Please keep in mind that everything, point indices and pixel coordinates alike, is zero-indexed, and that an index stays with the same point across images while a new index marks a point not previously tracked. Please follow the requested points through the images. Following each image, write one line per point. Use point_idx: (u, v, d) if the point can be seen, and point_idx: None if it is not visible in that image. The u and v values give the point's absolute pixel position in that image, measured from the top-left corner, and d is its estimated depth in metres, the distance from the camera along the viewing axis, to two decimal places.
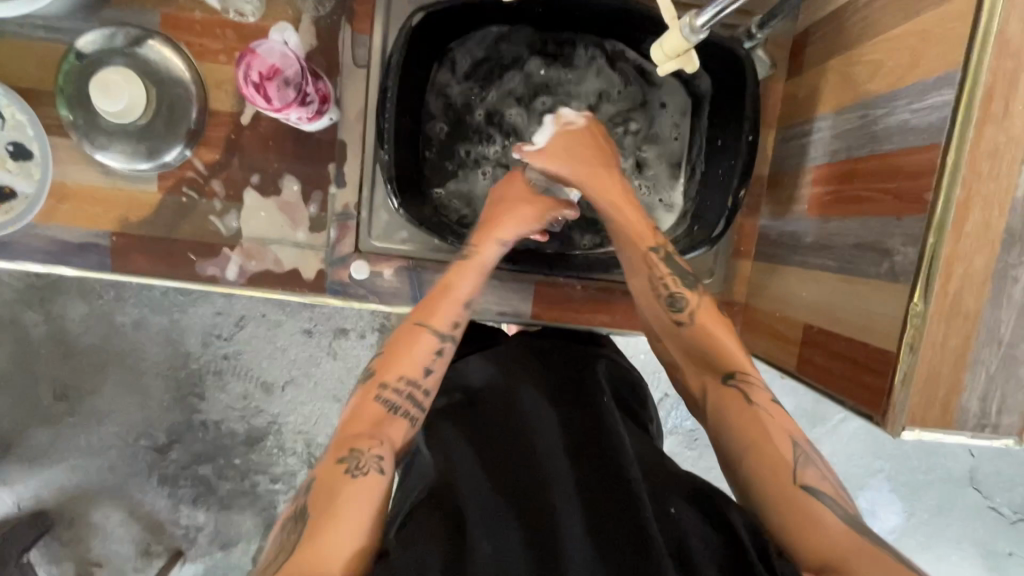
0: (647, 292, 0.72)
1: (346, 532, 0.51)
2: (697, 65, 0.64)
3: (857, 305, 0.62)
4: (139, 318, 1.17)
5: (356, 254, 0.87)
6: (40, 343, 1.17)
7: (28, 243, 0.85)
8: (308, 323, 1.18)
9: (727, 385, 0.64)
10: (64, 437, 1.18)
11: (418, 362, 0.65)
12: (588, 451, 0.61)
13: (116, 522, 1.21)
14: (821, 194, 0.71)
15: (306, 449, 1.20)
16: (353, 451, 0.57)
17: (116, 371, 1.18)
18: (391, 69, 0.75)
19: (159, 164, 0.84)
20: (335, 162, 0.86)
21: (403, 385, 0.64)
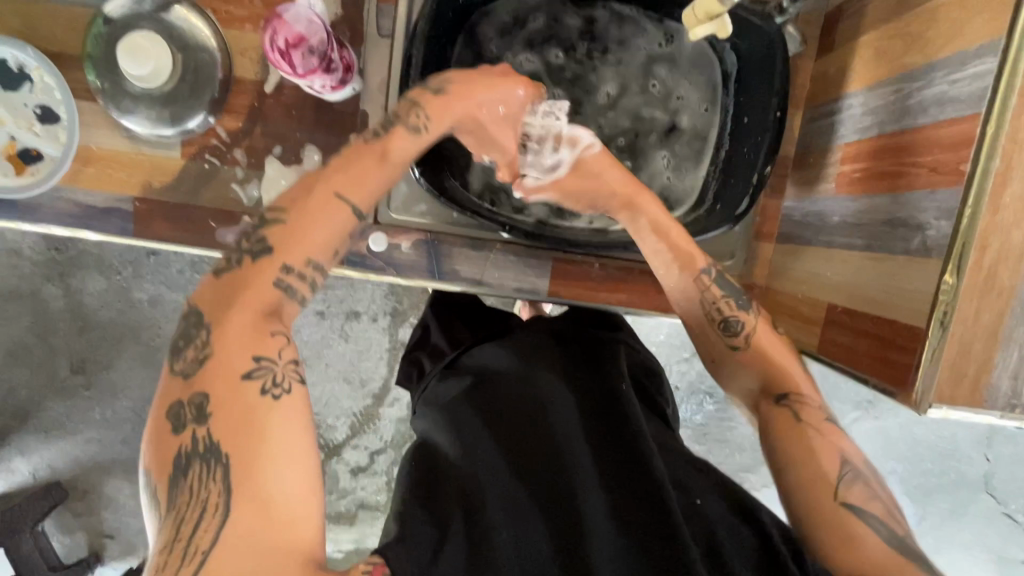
0: (697, 319, 0.68)
1: (285, 468, 0.48)
2: (730, 29, 0.64)
3: (884, 283, 0.61)
4: (157, 293, 1.18)
5: (374, 226, 0.86)
6: (59, 314, 1.18)
7: (52, 206, 0.86)
8: (320, 305, 1.13)
9: (780, 405, 0.62)
10: (80, 408, 1.20)
11: (326, 244, 0.58)
12: (609, 439, 0.61)
13: (129, 493, 1.23)
14: (851, 172, 0.70)
15: None
16: (262, 363, 0.51)
17: (133, 343, 1.19)
18: (417, 37, 0.74)
19: (181, 131, 0.84)
20: (356, 133, 0.86)
21: (310, 270, 0.57)
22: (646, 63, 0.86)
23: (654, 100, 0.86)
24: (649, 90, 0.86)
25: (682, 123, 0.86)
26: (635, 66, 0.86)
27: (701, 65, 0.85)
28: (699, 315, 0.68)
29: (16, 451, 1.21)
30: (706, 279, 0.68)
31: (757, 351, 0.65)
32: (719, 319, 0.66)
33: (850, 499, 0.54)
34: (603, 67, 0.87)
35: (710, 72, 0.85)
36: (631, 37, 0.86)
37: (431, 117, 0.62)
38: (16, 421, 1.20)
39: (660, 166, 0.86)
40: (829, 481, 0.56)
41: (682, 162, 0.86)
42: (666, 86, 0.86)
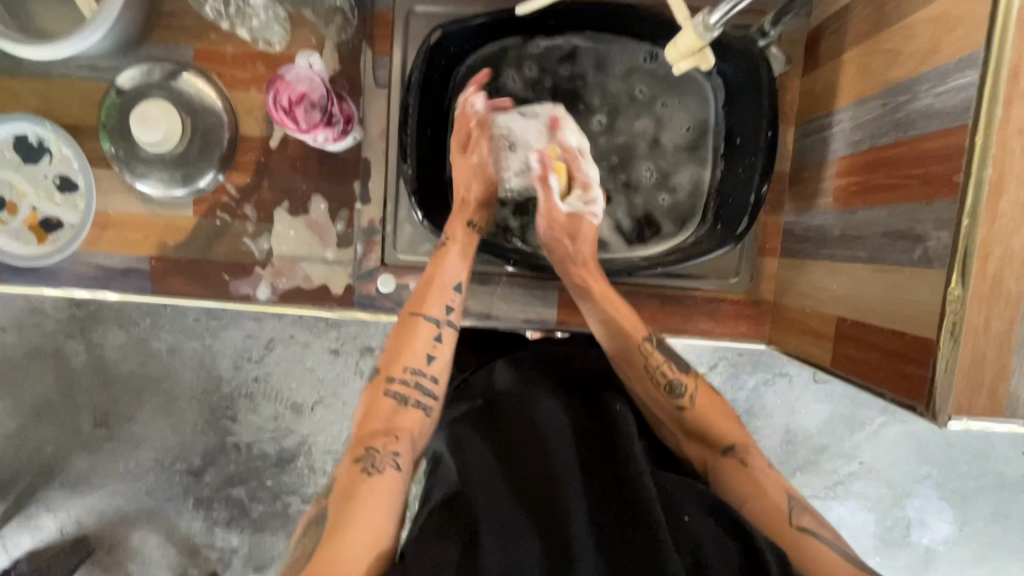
0: (640, 377, 0.72)
1: (367, 527, 0.55)
2: (711, 63, 0.65)
3: (888, 294, 0.61)
4: (174, 344, 1.21)
5: (382, 268, 0.89)
6: (81, 371, 1.21)
7: (74, 270, 0.89)
8: (336, 342, 1.20)
9: (726, 457, 0.66)
10: (104, 462, 1.22)
11: (419, 351, 0.69)
12: (602, 461, 0.61)
13: (155, 545, 1.23)
14: (847, 186, 0.70)
15: (336, 469, 1.21)
16: (369, 450, 0.60)
17: (152, 395, 1.22)
18: (413, 86, 0.77)
19: (193, 190, 0.87)
20: (359, 180, 0.89)
21: (410, 375, 0.67)
22: (632, 80, 0.88)
23: (639, 120, 0.88)
24: (634, 112, 0.88)
25: (669, 142, 0.88)
26: (619, 86, 0.88)
27: (688, 82, 0.86)
28: (647, 381, 0.71)
29: (44, 507, 1.23)
30: (647, 346, 0.73)
31: (700, 411, 0.69)
32: (665, 381, 0.71)
33: (804, 524, 0.60)
34: (585, 91, 0.88)
35: (701, 91, 0.87)
36: (619, 59, 0.87)
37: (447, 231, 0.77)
38: (43, 478, 1.22)
39: (645, 185, 0.88)
40: (782, 511, 0.62)
41: (669, 179, 0.88)
42: (649, 109, 0.88)
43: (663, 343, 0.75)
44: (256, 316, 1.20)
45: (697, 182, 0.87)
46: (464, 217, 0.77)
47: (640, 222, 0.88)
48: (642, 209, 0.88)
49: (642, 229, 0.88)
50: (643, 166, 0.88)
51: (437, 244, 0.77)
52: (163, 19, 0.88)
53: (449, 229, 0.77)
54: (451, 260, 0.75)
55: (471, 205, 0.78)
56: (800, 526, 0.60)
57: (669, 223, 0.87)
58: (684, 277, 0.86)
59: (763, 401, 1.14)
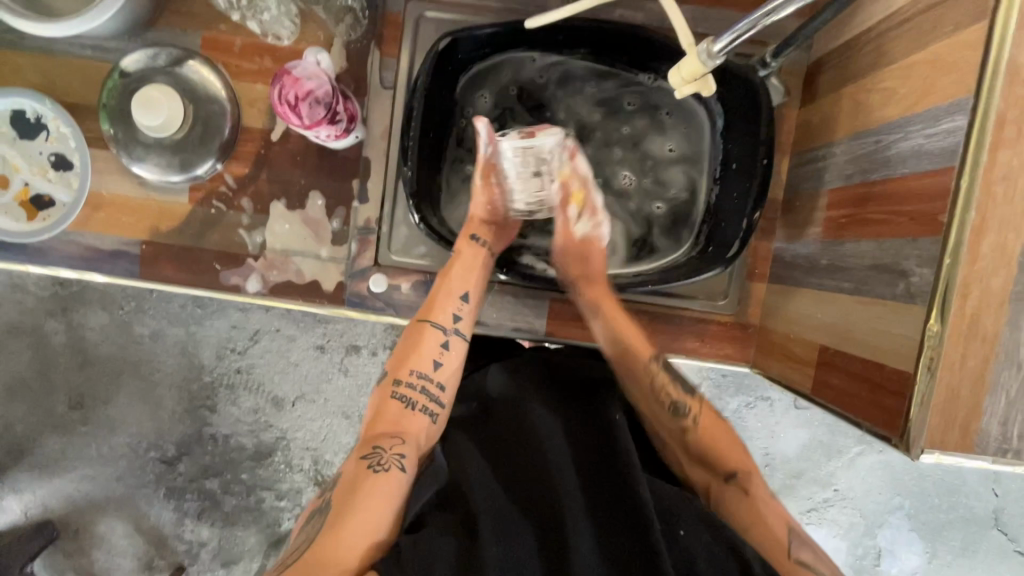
0: (647, 397, 0.73)
1: (363, 526, 0.57)
2: (713, 89, 0.66)
3: (870, 326, 0.63)
4: (158, 329, 1.20)
5: (375, 267, 0.89)
6: (59, 350, 1.19)
7: (65, 249, 0.89)
8: (322, 339, 1.20)
9: (729, 483, 0.68)
10: (76, 445, 1.20)
11: (428, 357, 0.73)
12: (601, 469, 0.62)
13: (122, 533, 1.21)
14: (838, 218, 0.72)
15: (313, 466, 1.21)
16: (376, 449, 0.65)
17: (131, 380, 1.20)
18: (417, 92, 0.78)
19: (187, 176, 0.87)
20: (358, 178, 0.89)
21: (416, 379, 0.71)
22: (613, 92, 0.89)
23: (620, 124, 0.90)
24: (614, 125, 0.90)
25: (651, 154, 0.89)
26: (594, 95, 0.90)
27: (658, 109, 0.89)
28: (651, 400, 0.73)
29: (10, 488, 1.20)
30: (654, 366, 0.75)
31: (707, 433, 0.71)
32: (670, 402, 0.73)
33: (803, 558, 0.62)
34: (552, 104, 0.90)
35: (683, 114, 0.89)
36: (601, 82, 0.89)
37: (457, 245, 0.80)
38: (11, 458, 1.20)
39: (630, 190, 0.90)
40: (782, 544, 0.63)
41: (658, 188, 0.89)
42: (637, 119, 0.90)
43: (670, 366, 0.76)
44: (242, 307, 1.19)
45: (694, 191, 0.88)
46: (472, 232, 0.81)
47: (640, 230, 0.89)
48: (635, 213, 0.89)
49: (643, 243, 0.89)
50: (621, 171, 0.90)
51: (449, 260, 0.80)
52: (173, 5, 0.88)
53: (456, 244, 0.80)
54: (458, 270, 0.78)
55: (477, 219, 0.82)
56: (799, 559, 0.61)
57: (663, 239, 0.89)
58: (673, 297, 0.88)
59: (744, 423, 1.15)
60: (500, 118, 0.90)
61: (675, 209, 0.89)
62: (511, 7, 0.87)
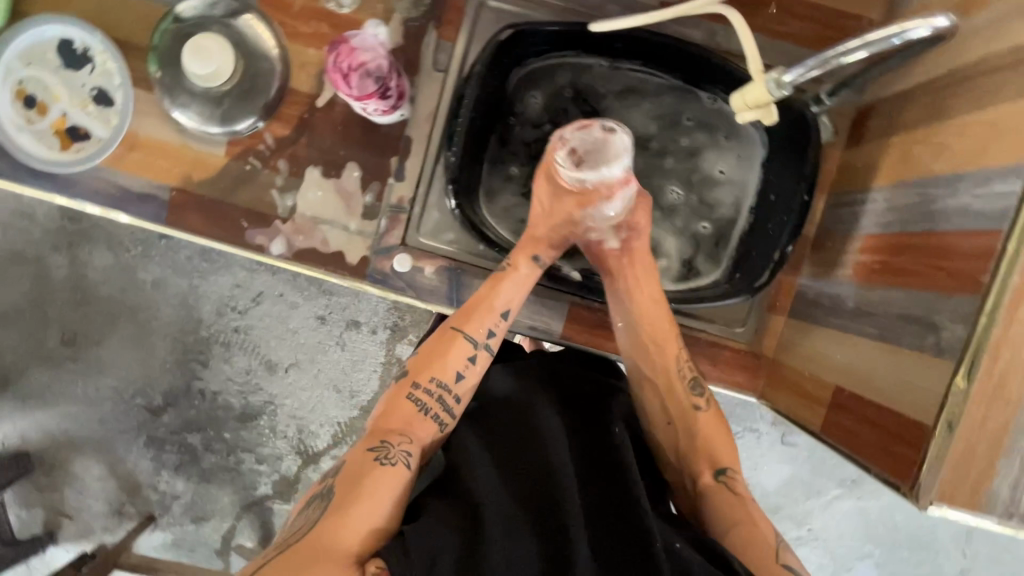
0: (671, 372, 0.74)
1: (367, 511, 0.57)
2: (775, 119, 0.65)
3: (891, 374, 0.63)
4: (160, 277, 1.19)
5: (401, 247, 0.89)
6: (59, 285, 1.18)
7: (93, 185, 0.89)
8: (323, 309, 1.20)
9: (719, 480, 0.68)
10: (60, 381, 1.19)
11: (451, 367, 0.70)
12: (603, 476, 0.64)
13: (97, 474, 1.21)
14: (870, 264, 0.72)
15: (297, 435, 1.21)
16: (384, 442, 0.63)
17: (127, 323, 1.19)
18: (472, 78, 0.79)
19: (227, 132, 0.87)
20: (397, 156, 0.88)
21: (435, 387, 0.69)
22: (671, 104, 0.89)
23: (676, 136, 0.89)
24: (674, 136, 0.89)
25: (701, 169, 0.89)
26: (652, 104, 0.89)
27: (717, 130, 0.89)
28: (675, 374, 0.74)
29: None
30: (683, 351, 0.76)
31: (709, 422, 0.72)
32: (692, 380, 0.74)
33: (789, 562, 0.62)
34: (606, 115, 0.89)
35: (737, 136, 0.88)
36: (657, 95, 0.89)
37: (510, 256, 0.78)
38: None
39: (679, 206, 0.89)
40: (769, 543, 0.64)
41: (705, 206, 0.89)
42: (698, 133, 0.89)
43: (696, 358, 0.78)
44: (250, 266, 1.19)
45: (732, 217, 0.88)
46: (531, 251, 0.78)
47: (678, 245, 0.89)
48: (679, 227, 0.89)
49: (681, 262, 0.89)
50: (669, 183, 0.90)
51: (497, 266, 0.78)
52: None
53: (512, 257, 0.78)
54: (508, 285, 0.76)
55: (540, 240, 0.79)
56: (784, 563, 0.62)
57: (704, 261, 0.89)
58: (694, 318, 0.88)
59: None
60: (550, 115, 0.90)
61: (721, 228, 0.88)
62: (574, 9, 0.87)
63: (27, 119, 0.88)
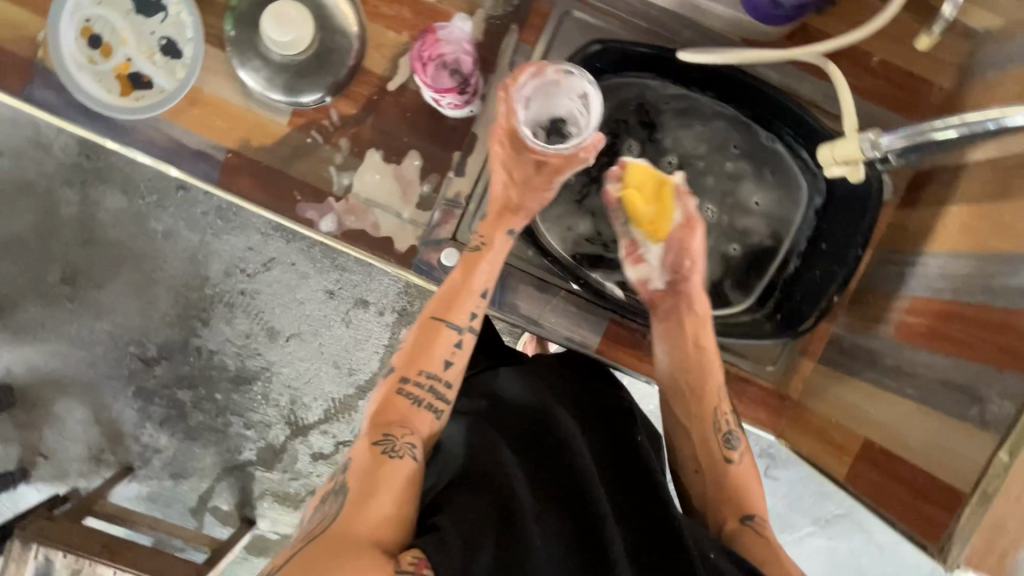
0: (705, 415, 0.76)
1: (388, 500, 0.57)
2: (861, 177, 0.70)
3: (926, 436, 0.66)
4: (171, 229, 1.25)
5: (450, 242, 0.88)
6: (66, 223, 1.24)
7: (148, 135, 0.87)
8: (333, 285, 1.26)
9: (749, 524, 0.70)
10: (54, 318, 1.26)
11: (439, 356, 0.71)
12: (624, 488, 0.67)
13: (77, 419, 1.27)
14: (913, 325, 0.74)
15: (288, 404, 1.28)
16: (387, 436, 0.62)
17: (129, 269, 1.26)
18: (552, 86, 0.80)
19: (290, 102, 0.86)
20: (460, 151, 0.88)
21: (425, 378, 0.69)
22: (725, 130, 0.90)
23: (726, 162, 0.91)
24: (719, 159, 0.91)
25: (738, 198, 0.91)
26: (703, 127, 0.91)
27: (767, 165, 0.89)
28: (709, 412, 0.76)
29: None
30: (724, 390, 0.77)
31: (740, 472, 0.74)
32: (724, 430, 0.75)
33: None
34: (661, 132, 0.91)
35: (786, 173, 0.88)
36: (711, 120, 0.90)
37: (487, 237, 0.78)
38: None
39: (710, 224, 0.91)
40: None
41: (742, 233, 0.91)
42: (744, 162, 0.90)
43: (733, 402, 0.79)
44: (264, 232, 1.25)
45: (766, 252, 0.90)
46: (508, 224, 0.78)
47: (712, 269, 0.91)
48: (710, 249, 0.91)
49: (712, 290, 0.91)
50: (706, 205, 0.91)
51: (470, 248, 0.78)
52: None
53: (489, 234, 0.78)
54: (488, 266, 0.77)
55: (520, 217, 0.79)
56: None
57: (735, 291, 0.91)
58: (727, 351, 0.89)
59: None
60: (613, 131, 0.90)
61: (756, 254, 0.91)
62: (657, 32, 0.87)
63: (89, 59, 0.86)
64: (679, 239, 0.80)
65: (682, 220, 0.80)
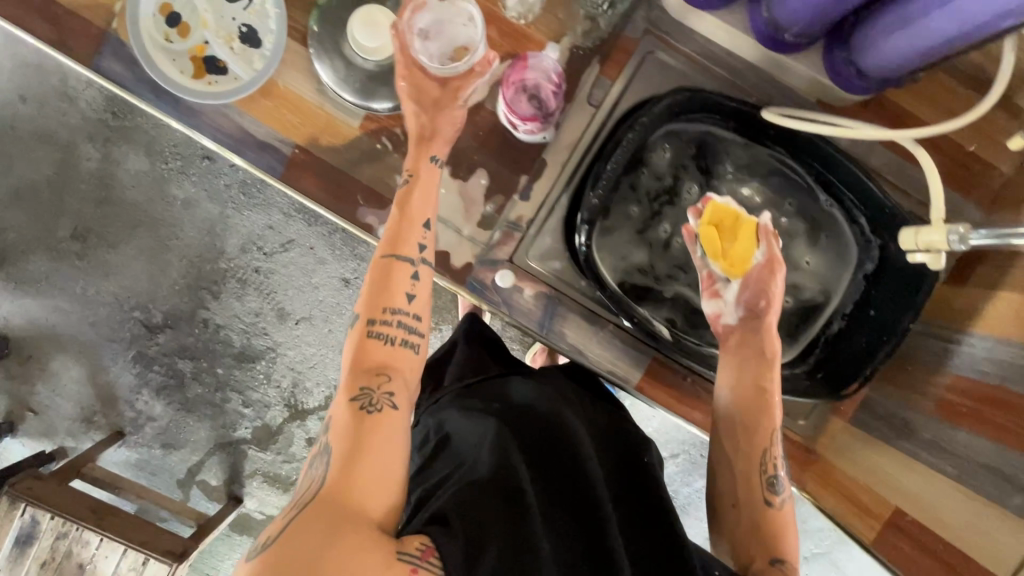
0: (749, 444, 0.73)
1: (377, 465, 0.59)
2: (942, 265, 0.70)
3: (964, 517, 0.70)
4: (190, 198, 1.35)
5: (507, 263, 0.89)
6: (85, 175, 1.35)
7: (216, 122, 0.86)
8: (348, 274, 1.36)
9: (774, 566, 0.66)
10: (60, 274, 1.36)
11: (400, 292, 0.71)
12: (629, 502, 0.69)
13: (71, 375, 1.38)
14: (956, 403, 0.75)
15: (290, 386, 1.39)
16: (365, 390, 0.63)
17: (143, 232, 1.36)
18: (636, 126, 0.82)
19: (361, 106, 0.85)
20: (528, 175, 0.88)
21: (392, 315, 0.69)
22: (783, 183, 0.90)
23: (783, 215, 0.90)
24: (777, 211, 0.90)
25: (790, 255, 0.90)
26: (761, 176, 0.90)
27: (821, 225, 0.89)
28: (753, 445, 0.73)
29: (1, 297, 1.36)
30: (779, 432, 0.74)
31: (782, 516, 0.70)
32: (768, 471, 0.71)
33: None
34: (720, 177, 0.90)
35: (840, 233, 0.89)
36: (771, 170, 0.90)
37: (411, 165, 0.77)
38: None
39: None
40: None
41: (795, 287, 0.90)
42: (799, 219, 0.90)
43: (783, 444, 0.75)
44: (286, 213, 1.35)
45: (815, 310, 0.90)
46: (432, 153, 0.78)
47: None
48: None
49: None
50: None
51: (402, 180, 0.77)
52: None
53: (414, 163, 0.77)
54: (418, 193, 0.76)
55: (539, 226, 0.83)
56: None
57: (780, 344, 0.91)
58: None
59: None
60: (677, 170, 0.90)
61: (805, 311, 0.90)
62: (737, 83, 0.88)
63: (166, 37, 0.85)
64: (759, 279, 0.78)
65: (765, 259, 0.78)
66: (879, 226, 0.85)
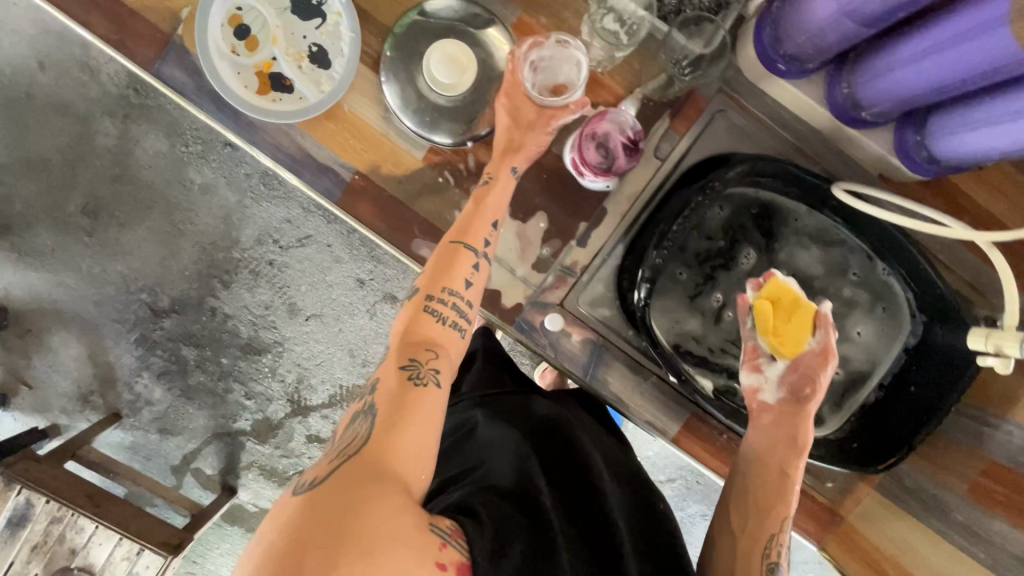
0: (764, 496, 0.73)
1: (417, 435, 0.58)
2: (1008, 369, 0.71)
3: None
4: (208, 183, 1.32)
5: (558, 307, 0.89)
6: (101, 151, 1.31)
7: (274, 138, 0.84)
8: (364, 274, 1.34)
9: None
10: (69, 250, 1.33)
11: (459, 277, 0.73)
12: (645, 531, 0.70)
13: (70, 354, 1.35)
14: (987, 488, 0.77)
15: (294, 381, 1.38)
16: (413, 361, 0.64)
17: (158, 214, 1.33)
18: (707, 189, 0.84)
19: (424, 137, 0.84)
20: (586, 222, 0.88)
21: (447, 296, 0.71)
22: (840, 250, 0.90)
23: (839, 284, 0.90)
24: (830, 279, 0.90)
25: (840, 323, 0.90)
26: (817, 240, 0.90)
27: (874, 296, 0.89)
28: (766, 497, 0.73)
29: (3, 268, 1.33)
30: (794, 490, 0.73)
31: None
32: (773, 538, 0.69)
33: None
34: (779, 239, 0.90)
35: (891, 305, 0.88)
36: (825, 235, 0.90)
37: (490, 168, 0.80)
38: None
39: None
40: None
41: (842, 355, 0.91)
42: (863, 291, 0.89)
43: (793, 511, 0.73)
44: (306, 207, 1.33)
45: (859, 379, 0.91)
46: (512, 163, 0.80)
47: None
48: None
49: None
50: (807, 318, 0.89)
51: (481, 181, 0.79)
52: None
53: (494, 169, 0.80)
54: (491, 199, 0.78)
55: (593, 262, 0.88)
56: None
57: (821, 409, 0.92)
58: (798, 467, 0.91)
59: None
60: (733, 227, 0.90)
61: (851, 381, 0.91)
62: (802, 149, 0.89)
63: (232, 49, 0.82)
64: (809, 366, 0.77)
65: (819, 347, 0.76)
66: (929, 304, 0.86)
